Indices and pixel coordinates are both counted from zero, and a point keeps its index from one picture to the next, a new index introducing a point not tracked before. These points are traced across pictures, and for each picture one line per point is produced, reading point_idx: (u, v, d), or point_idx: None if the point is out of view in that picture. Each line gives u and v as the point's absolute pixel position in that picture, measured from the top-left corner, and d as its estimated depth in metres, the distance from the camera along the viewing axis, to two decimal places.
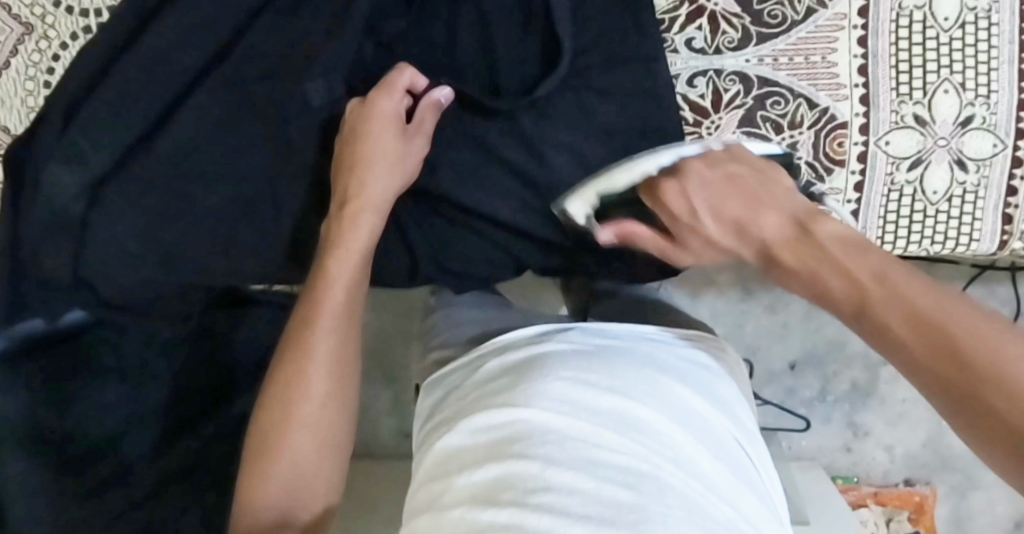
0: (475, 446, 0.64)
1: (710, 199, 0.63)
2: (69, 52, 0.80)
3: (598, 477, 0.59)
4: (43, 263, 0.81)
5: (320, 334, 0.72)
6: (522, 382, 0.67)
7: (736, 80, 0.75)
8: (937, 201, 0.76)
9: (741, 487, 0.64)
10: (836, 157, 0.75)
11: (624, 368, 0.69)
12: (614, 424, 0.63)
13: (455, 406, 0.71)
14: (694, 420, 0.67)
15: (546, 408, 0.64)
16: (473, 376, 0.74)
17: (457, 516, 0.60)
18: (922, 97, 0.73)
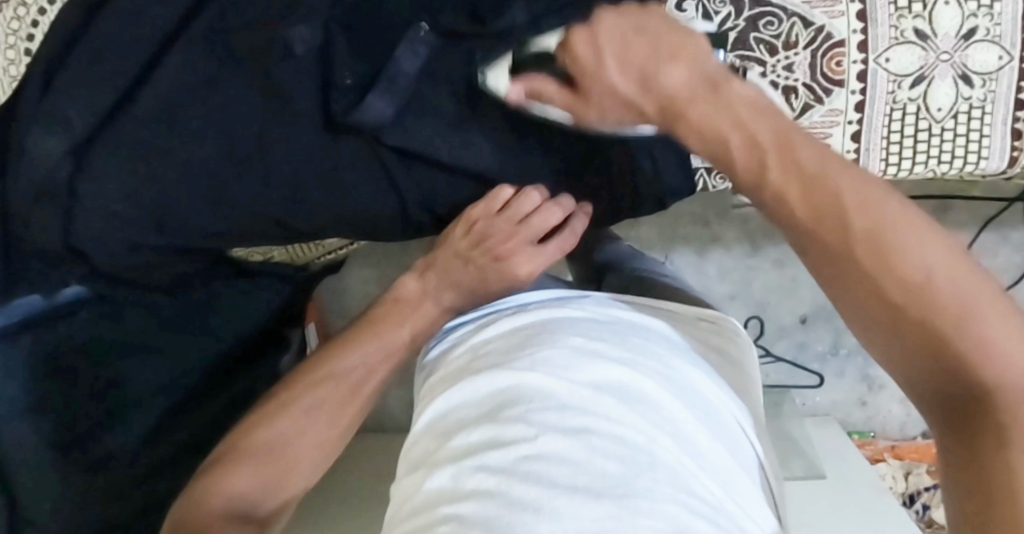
0: (472, 406, 0.63)
1: (627, 45, 0.61)
2: (47, 18, 0.77)
3: (592, 447, 0.56)
4: (32, 234, 0.80)
5: (331, 364, 0.77)
6: (528, 346, 0.65)
7: (726, 2, 0.70)
8: (942, 119, 0.73)
9: (738, 471, 0.61)
10: (834, 77, 0.72)
11: (633, 344, 0.66)
12: (615, 393, 0.60)
13: (463, 363, 0.69)
14: (697, 401, 0.64)
15: (547, 373, 0.61)
16: (480, 334, 0.72)
17: (444, 480, 0.58)
18: (922, 10, 0.70)
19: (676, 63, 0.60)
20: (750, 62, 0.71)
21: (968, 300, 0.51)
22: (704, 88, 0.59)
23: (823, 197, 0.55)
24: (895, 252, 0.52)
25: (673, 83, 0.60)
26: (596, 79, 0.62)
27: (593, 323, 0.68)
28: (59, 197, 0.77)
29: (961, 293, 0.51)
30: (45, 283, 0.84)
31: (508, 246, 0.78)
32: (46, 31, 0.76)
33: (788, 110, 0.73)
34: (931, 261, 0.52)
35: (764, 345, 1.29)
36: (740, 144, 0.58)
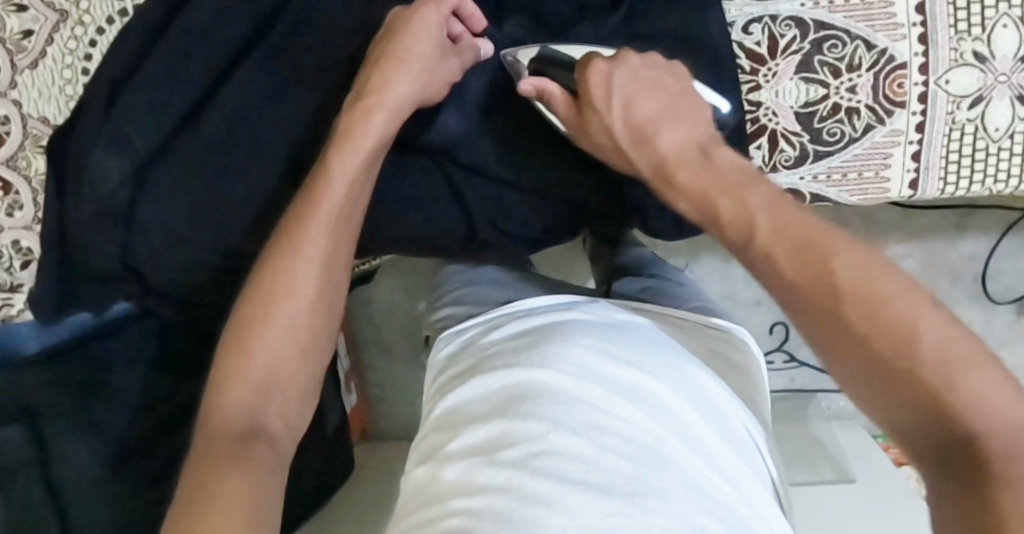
0: (484, 402, 0.64)
1: (638, 96, 0.62)
2: (107, 38, 0.77)
3: (601, 445, 0.58)
4: (89, 253, 0.80)
5: (314, 234, 0.67)
6: (540, 345, 0.66)
7: (792, 25, 0.68)
8: (999, 138, 0.70)
9: (748, 472, 0.61)
10: (896, 99, 0.69)
11: (642, 345, 0.67)
12: (625, 393, 0.61)
13: (472, 362, 0.71)
14: (706, 402, 0.64)
15: (558, 370, 0.62)
16: (490, 336, 0.73)
17: (456, 474, 0.60)
18: (981, 33, 0.68)
19: (681, 129, 0.61)
20: (814, 85, 0.69)
21: (947, 350, 0.46)
22: (694, 154, 0.60)
23: (814, 254, 0.52)
24: (870, 296, 0.49)
25: (666, 150, 0.60)
26: (599, 116, 0.63)
27: (602, 322, 0.69)
28: (119, 215, 0.78)
29: (927, 319, 0.47)
30: (100, 301, 0.84)
31: (342, 132, 0.68)
32: (108, 51, 0.76)
33: (849, 131, 0.70)
34: (922, 315, 0.48)
35: (790, 350, 1.31)
36: (731, 203, 0.56)
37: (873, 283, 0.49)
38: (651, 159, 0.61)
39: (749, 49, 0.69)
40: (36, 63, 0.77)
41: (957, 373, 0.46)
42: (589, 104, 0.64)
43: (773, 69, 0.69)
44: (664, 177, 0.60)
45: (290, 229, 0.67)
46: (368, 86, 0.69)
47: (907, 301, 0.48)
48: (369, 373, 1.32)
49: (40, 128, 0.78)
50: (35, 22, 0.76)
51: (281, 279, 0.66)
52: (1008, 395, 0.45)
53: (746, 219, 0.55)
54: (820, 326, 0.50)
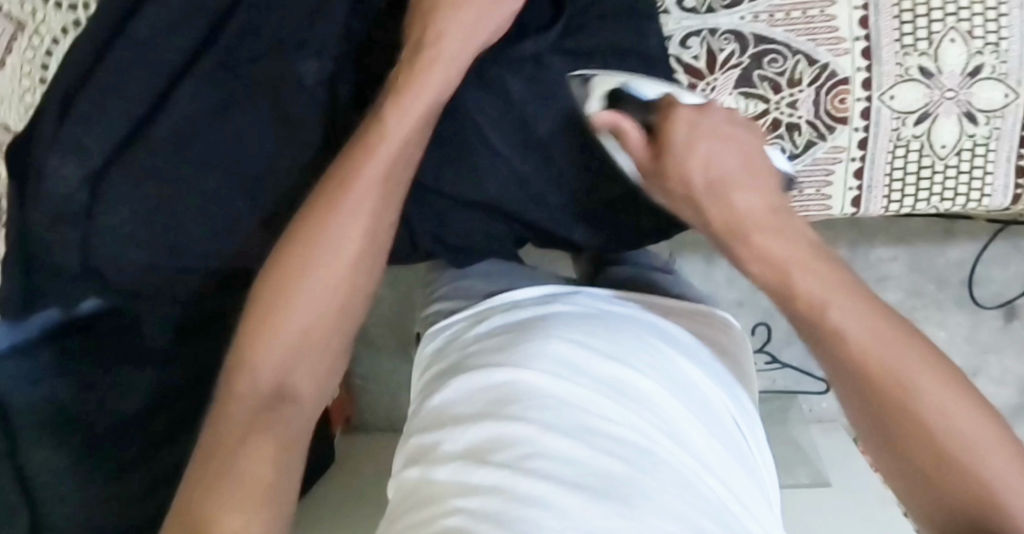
0: (471, 407, 0.63)
1: (715, 153, 0.64)
2: (61, 49, 0.77)
3: (593, 446, 0.57)
4: (49, 255, 0.81)
5: (348, 211, 0.69)
6: (525, 344, 0.65)
7: (731, 39, 0.68)
8: (946, 156, 0.69)
9: (734, 467, 0.62)
10: (838, 115, 0.68)
11: (627, 340, 0.66)
12: (615, 393, 0.61)
13: (457, 361, 0.69)
14: (691, 395, 0.64)
15: (545, 372, 0.61)
16: (473, 332, 0.71)
17: (447, 475, 0.59)
18: (928, 48, 0.66)
19: (744, 191, 0.63)
20: (754, 99, 0.68)
21: (919, 378, 0.56)
22: (767, 218, 0.63)
23: (827, 302, 0.59)
24: (859, 335, 0.57)
25: (747, 208, 0.63)
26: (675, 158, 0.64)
27: (586, 318, 0.68)
28: (75, 220, 0.78)
29: (902, 355, 0.56)
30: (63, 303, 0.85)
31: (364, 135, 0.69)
32: (63, 59, 0.76)
33: (790, 147, 0.69)
34: (901, 348, 0.57)
35: (773, 351, 1.30)
36: (801, 273, 0.60)
37: (856, 317, 0.58)
38: (722, 212, 0.64)
39: (687, 64, 0.69)
40: None
41: (932, 399, 0.55)
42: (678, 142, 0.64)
43: (712, 83, 0.69)
44: (732, 232, 0.64)
45: (314, 223, 0.69)
46: (422, 45, 0.68)
47: (870, 319, 0.58)
48: (354, 365, 1.34)
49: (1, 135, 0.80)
50: None
51: (298, 273, 0.68)
52: (972, 412, 0.55)
53: (819, 297, 0.59)
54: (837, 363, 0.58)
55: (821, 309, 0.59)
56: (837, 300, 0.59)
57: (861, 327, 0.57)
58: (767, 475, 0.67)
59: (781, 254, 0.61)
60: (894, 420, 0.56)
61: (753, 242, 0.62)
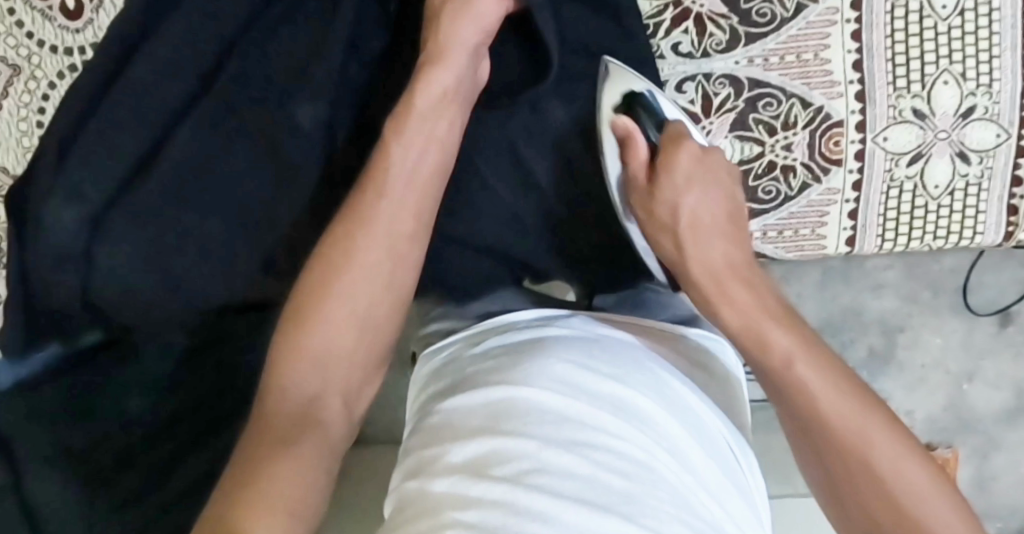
0: (469, 420, 0.62)
1: (704, 200, 0.63)
2: (58, 92, 0.78)
3: (592, 463, 0.58)
4: (51, 297, 0.81)
5: (371, 222, 0.67)
6: (524, 360, 0.64)
7: (726, 83, 0.68)
8: (938, 196, 0.70)
9: (728, 486, 0.63)
10: (832, 157, 0.69)
11: (626, 358, 0.66)
12: (615, 410, 0.61)
13: (457, 379, 0.67)
14: (689, 415, 0.64)
15: (546, 388, 0.61)
16: (471, 351, 0.69)
17: (446, 488, 0.58)
18: (921, 90, 0.67)
19: (723, 244, 0.63)
20: (749, 142, 0.69)
21: (853, 424, 0.58)
22: (737, 271, 0.63)
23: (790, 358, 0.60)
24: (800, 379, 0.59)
25: (717, 256, 0.63)
26: (670, 194, 0.63)
27: (585, 336, 0.67)
28: (76, 264, 0.79)
29: (840, 400, 0.58)
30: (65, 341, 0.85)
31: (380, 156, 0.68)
32: (60, 103, 0.76)
33: (785, 189, 0.70)
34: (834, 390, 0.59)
35: None
36: (776, 330, 0.61)
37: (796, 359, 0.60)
38: (700, 261, 0.63)
39: (682, 109, 0.69)
40: None
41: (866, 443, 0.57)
42: (670, 175, 0.63)
43: (707, 127, 0.69)
44: (716, 283, 0.63)
45: (336, 238, 0.67)
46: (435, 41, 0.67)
47: (889, 435, 0.58)
48: None
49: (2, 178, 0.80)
50: None
51: (327, 287, 0.66)
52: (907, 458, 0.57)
53: (788, 357, 0.60)
54: (772, 393, 0.61)
55: (853, 420, 0.58)
56: (869, 420, 0.58)
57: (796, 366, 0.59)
58: (762, 500, 0.68)
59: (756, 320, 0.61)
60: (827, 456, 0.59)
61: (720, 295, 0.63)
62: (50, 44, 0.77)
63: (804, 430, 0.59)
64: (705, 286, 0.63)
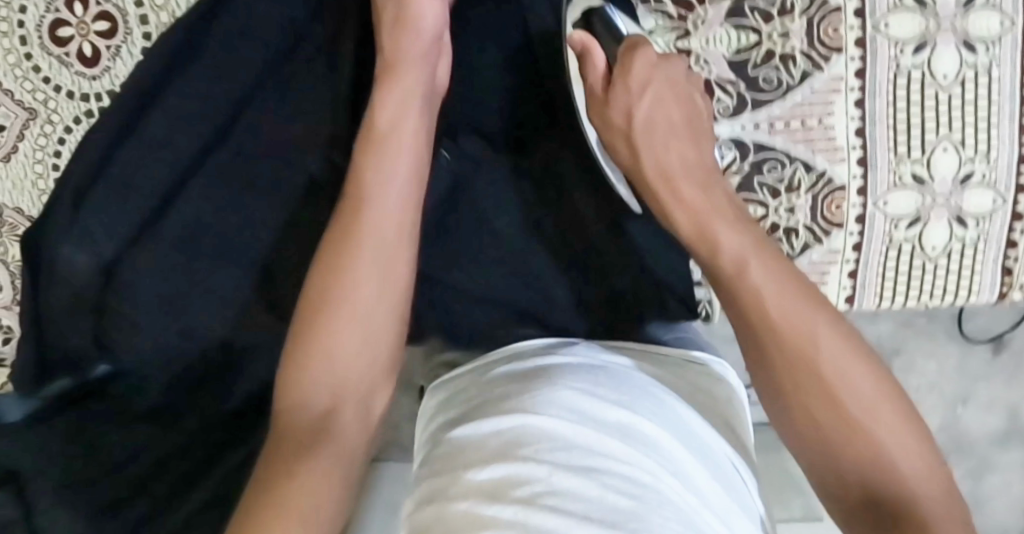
0: (477, 447, 0.60)
1: (656, 110, 0.64)
2: (75, 137, 0.79)
3: (603, 485, 0.56)
4: (67, 336, 0.82)
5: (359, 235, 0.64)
6: (529, 389, 0.63)
7: (732, 147, 0.69)
8: (935, 257, 0.72)
9: (737, 511, 0.61)
10: (834, 220, 0.71)
11: (630, 387, 0.65)
12: (622, 435, 0.60)
13: (466, 409, 0.66)
14: (694, 440, 0.63)
15: (554, 415, 0.60)
16: (475, 385, 0.68)
17: (460, 510, 0.55)
18: (921, 156, 0.69)
19: (676, 146, 0.64)
20: (753, 205, 0.70)
21: (858, 405, 0.56)
22: (694, 173, 0.63)
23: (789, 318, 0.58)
24: (801, 346, 0.57)
25: (674, 159, 0.63)
26: (624, 100, 0.64)
27: (589, 366, 0.66)
28: (94, 306, 0.80)
29: (849, 376, 0.57)
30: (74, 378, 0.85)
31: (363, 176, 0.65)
32: (76, 149, 0.77)
33: (788, 249, 0.72)
34: (843, 368, 0.57)
35: None
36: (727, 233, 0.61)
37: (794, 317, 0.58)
38: (654, 158, 0.63)
39: None
40: (9, 156, 0.80)
41: (874, 428, 0.55)
42: (626, 83, 0.64)
43: None
44: (665, 179, 0.63)
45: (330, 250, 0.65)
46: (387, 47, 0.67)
47: (841, 345, 0.57)
48: None
49: (18, 220, 0.81)
50: (7, 117, 0.79)
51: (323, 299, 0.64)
52: (911, 448, 0.55)
53: (740, 258, 0.60)
54: (749, 338, 0.59)
55: (806, 333, 0.57)
56: (824, 333, 0.57)
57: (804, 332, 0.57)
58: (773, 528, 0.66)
59: (706, 221, 0.61)
60: (824, 440, 0.56)
61: (671, 193, 0.63)
62: (67, 90, 0.78)
63: (805, 409, 0.57)
64: (654, 188, 0.64)
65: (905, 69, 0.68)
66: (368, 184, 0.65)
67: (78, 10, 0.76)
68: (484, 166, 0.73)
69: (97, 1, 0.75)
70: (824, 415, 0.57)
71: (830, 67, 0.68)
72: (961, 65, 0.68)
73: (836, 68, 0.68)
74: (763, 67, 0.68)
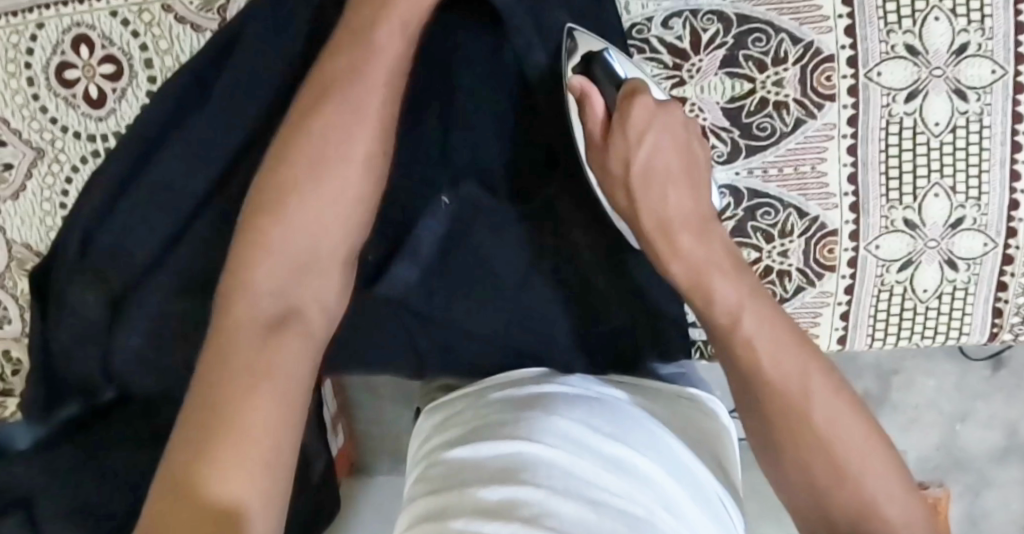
0: (477, 473, 0.61)
1: (655, 154, 0.63)
2: (82, 176, 0.80)
3: (597, 513, 0.57)
4: (74, 370, 0.82)
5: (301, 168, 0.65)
6: (527, 418, 0.65)
7: (726, 193, 0.71)
8: (926, 299, 0.73)
9: None
10: (827, 263, 0.72)
11: (627, 420, 0.67)
12: (616, 468, 0.62)
13: (464, 433, 0.67)
14: (687, 476, 0.64)
15: (552, 444, 0.62)
16: (473, 410, 0.70)
17: (457, 527, 0.57)
18: (912, 202, 0.70)
19: (673, 195, 0.63)
20: (748, 249, 0.71)
21: (842, 446, 0.58)
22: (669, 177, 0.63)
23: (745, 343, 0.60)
24: (783, 381, 0.60)
25: (676, 210, 0.63)
26: (623, 146, 0.63)
27: (588, 398, 0.68)
28: (100, 344, 0.80)
29: (835, 418, 0.59)
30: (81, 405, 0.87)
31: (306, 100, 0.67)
32: (83, 190, 0.79)
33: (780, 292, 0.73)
34: (829, 404, 0.59)
35: None
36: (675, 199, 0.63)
37: (777, 353, 0.60)
38: (653, 214, 0.63)
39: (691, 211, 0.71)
40: (18, 194, 0.81)
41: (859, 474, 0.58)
42: (625, 129, 0.63)
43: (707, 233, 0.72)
44: (663, 234, 0.63)
45: (275, 198, 0.64)
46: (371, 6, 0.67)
47: (829, 397, 0.59)
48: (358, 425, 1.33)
49: (29, 256, 0.83)
50: (15, 157, 0.80)
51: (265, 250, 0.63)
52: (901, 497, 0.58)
53: (692, 272, 0.62)
54: (731, 360, 0.62)
55: (797, 376, 0.60)
56: (816, 375, 0.60)
57: (798, 380, 0.59)
58: None
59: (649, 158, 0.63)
60: (805, 470, 0.59)
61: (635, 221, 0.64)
62: (74, 130, 0.79)
63: (789, 448, 0.60)
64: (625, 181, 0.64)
65: (897, 116, 0.69)
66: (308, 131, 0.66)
67: (84, 53, 0.77)
68: (483, 211, 0.73)
69: (103, 45, 0.77)
70: (795, 430, 0.59)
71: (823, 114, 0.69)
72: (952, 113, 0.69)
73: (828, 116, 0.69)
74: (756, 115, 0.69)
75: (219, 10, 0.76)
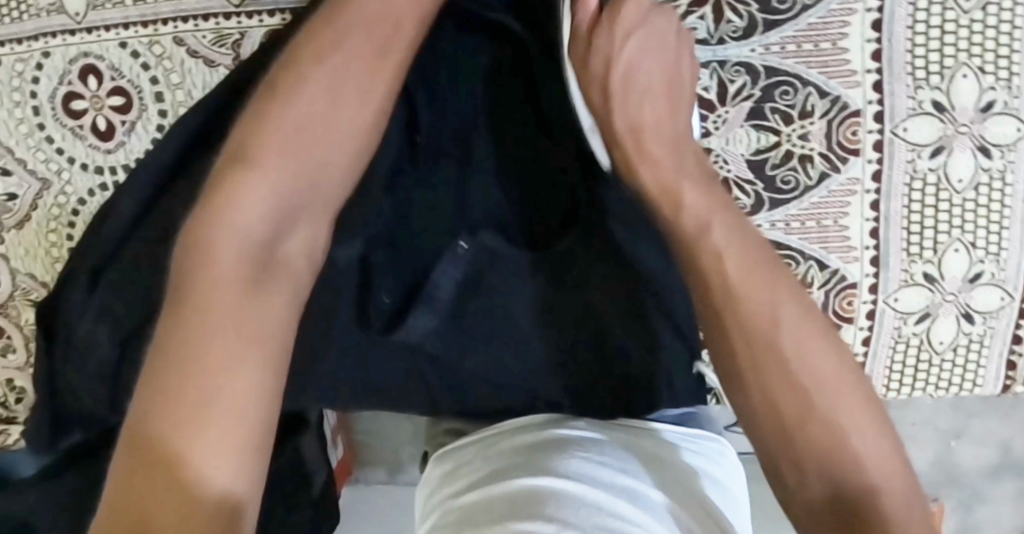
0: (489, 514, 0.59)
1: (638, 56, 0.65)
2: (89, 208, 0.78)
3: None
4: (76, 408, 0.79)
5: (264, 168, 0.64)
6: (537, 460, 0.64)
7: None
8: (942, 350, 0.74)
9: None
10: (844, 315, 0.73)
11: (637, 459, 0.66)
12: (632, 500, 0.60)
13: (474, 481, 0.65)
14: (705, 508, 0.63)
15: (563, 480, 0.60)
16: (481, 460, 0.68)
17: None
18: (933, 256, 0.71)
19: (650, 103, 0.65)
20: None
21: (829, 400, 0.55)
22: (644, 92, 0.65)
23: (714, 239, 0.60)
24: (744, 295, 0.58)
25: (646, 116, 0.65)
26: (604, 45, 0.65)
27: (595, 440, 0.67)
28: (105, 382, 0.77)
29: (815, 365, 0.56)
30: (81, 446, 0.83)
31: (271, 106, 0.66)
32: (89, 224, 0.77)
33: None
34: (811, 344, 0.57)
35: None
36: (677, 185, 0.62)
37: (748, 265, 0.59)
38: (626, 117, 0.65)
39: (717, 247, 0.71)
40: (23, 224, 0.80)
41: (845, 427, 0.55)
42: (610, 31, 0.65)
43: None
44: (636, 140, 0.64)
45: (228, 190, 0.63)
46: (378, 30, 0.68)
47: (802, 325, 0.57)
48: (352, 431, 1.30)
49: (36, 290, 0.81)
50: (20, 187, 0.79)
51: (209, 261, 0.60)
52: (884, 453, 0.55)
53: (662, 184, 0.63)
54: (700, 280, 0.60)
55: (766, 297, 0.58)
56: (786, 302, 0.58)
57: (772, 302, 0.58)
58: None
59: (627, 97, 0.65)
60: (777, 420, 0.56)
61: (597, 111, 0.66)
62: (81, 162, 0.77)
63: (769, 385, 0.56)
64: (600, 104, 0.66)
65: (921, 172, 0.68)
66: (271, 137, 0.65)
67: (92, 84, 0.75)
68: (501, 258, 0.73)
69: (112, 77, 0.75)
70: (785, 395, 0.56)
71: (847, 169, 0.69)
72: (976, 170, 0.68)
73: (853, 171, 0.69)
74: (781, 168, 0.69)
75: (232, 45, 0.74)
